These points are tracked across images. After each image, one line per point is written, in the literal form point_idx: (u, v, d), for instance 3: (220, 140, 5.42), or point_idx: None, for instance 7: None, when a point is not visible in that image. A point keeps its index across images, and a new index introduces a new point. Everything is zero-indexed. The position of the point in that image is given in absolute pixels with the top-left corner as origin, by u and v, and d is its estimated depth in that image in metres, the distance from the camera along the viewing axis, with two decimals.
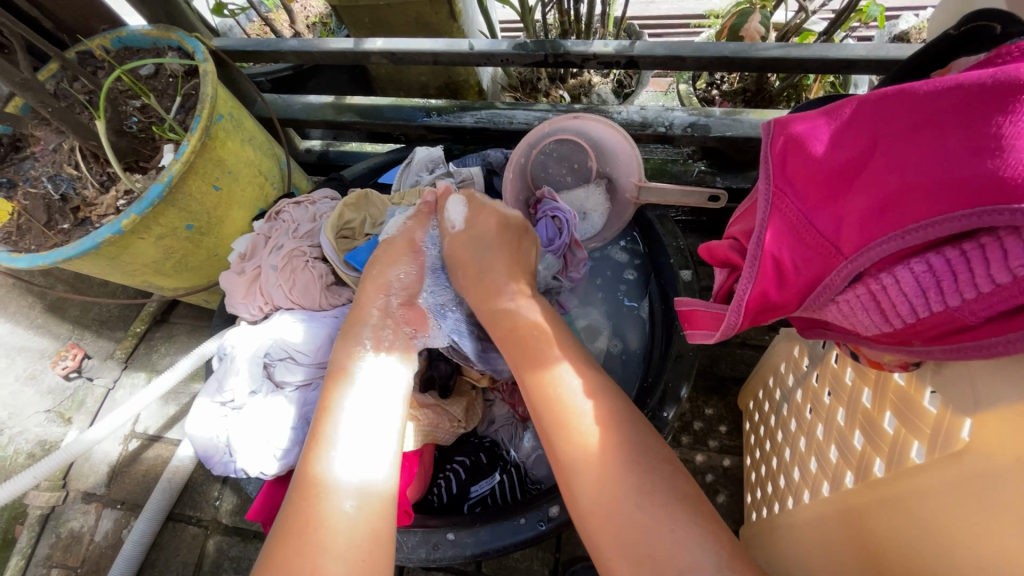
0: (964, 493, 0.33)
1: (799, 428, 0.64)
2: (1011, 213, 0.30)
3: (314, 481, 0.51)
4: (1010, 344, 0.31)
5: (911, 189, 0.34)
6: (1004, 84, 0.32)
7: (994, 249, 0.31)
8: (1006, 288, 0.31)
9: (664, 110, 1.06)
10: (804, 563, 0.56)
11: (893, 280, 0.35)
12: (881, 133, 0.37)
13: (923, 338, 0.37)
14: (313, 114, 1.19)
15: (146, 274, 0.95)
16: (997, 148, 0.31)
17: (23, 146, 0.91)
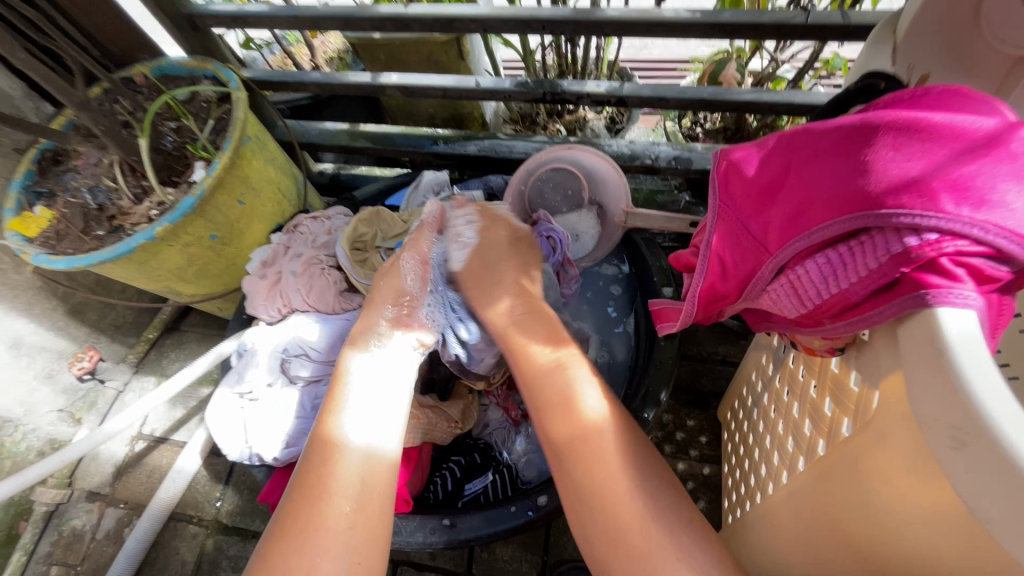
0: (876, 451, 0.40)
1: (766, 428, 0.71)
2: (877, 215, 0.36)
3: (323, 479, 0.54)
4: (879, 318, 0.36)
5: (808, 199, 0.40)
6: (879, 123, 0.39)
7: (867, 244, 0.37)
8: (875, 273, 0.36)
9: (651, 144, 1.16)
10: (770, 554, 0.62)
11: (800, 273, 0.41)
12: (792, 156, 0.43)
13: (828, 322, 0.42)
14: (329, 139, 1.29)
15: (168, 280, 1.02)
16: (868, 168, 0.37)
17: (66, 160, 1.01)
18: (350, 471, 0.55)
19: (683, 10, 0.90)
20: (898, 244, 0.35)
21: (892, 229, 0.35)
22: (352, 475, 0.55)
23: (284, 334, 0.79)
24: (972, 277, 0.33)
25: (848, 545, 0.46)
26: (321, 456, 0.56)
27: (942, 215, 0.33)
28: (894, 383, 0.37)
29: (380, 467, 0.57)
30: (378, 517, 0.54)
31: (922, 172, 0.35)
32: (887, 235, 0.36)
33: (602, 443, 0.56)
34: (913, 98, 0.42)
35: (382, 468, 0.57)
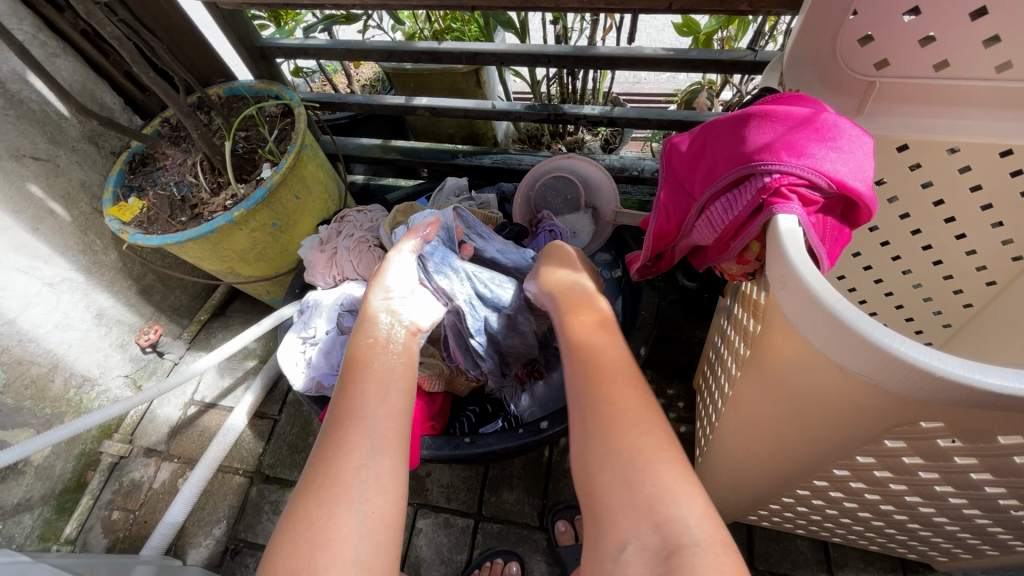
0: (780, 351, 0.55)
1: (723, 371, 0.89)
2: (744, 168, 0.50)
3: (342, 439, 0.60)
4: (750, 235, 0.51)
5: (708, 163, 0.55)
6: (755, 111, 0.53)
7: (742, 187, 0.51)
8: (745, 206, 0.50)
9: (638, 159, 1.39)
10: (741, 453, 0.77)
11: (707, 213, 0.55)
12: (703, 136, 0.57)
13: (730, 245, 0.55)
14: (364, 152, 1.51)
15: (232, 261, 1.21)
16: (742, 139, 0.52)
17: (154, 161, 1.22)
18: (366, 432, 0.60)
19: (660, 49, 1.13)
20: (757, 184, 0.49)
21: (756, 175, 0.50)
22: (365, 435, 0.60)
23: (339, 294, 0.99)
24: (802, 203, 0.48)
25: (787, 417, 0.60)
26: (340, 417, 0.62)
27: (782, 164, 0.48)
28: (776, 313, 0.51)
29: (389, 428, 0.62)
30: (391, 476, 0.58)
31: (775, 138, 0.50)
32: (755, 179, 0.50)
33: (613, 379, 0.59)
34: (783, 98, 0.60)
35: (393, 421, 0.63)
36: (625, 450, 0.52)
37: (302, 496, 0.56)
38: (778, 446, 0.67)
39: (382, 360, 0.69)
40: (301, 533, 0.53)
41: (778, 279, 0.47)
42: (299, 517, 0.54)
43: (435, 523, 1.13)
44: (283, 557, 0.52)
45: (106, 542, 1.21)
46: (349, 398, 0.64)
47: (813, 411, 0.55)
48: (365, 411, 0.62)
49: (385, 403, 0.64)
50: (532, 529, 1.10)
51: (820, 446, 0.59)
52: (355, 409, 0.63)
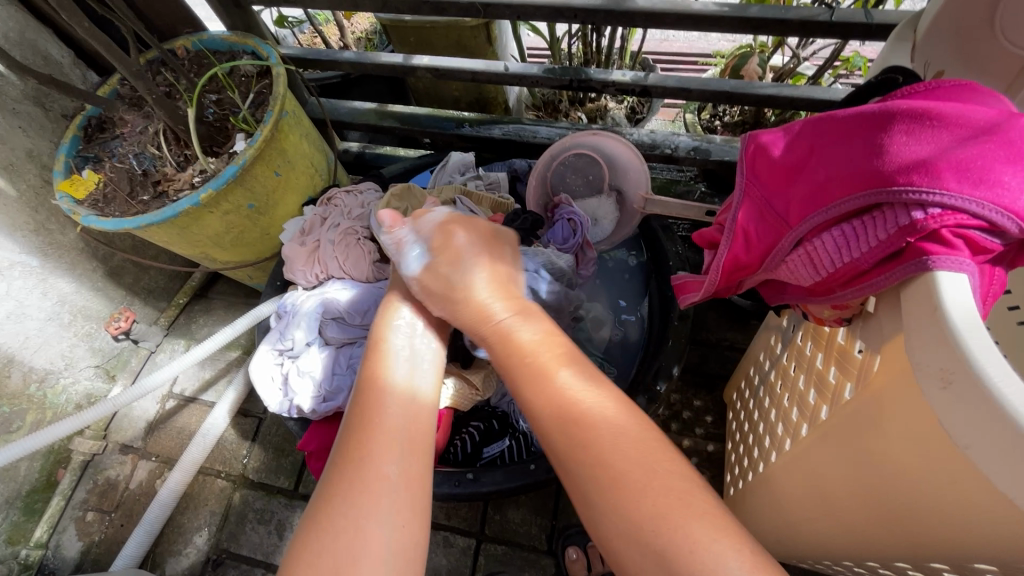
0: (880, 398, 0.43)
1: (771, 403, 0.75)
2: (888, 194, 0.36)
3: (364, 441, 0.53)
4: (887, 282, 0.37)
5: (827, 179, 0.40)
6: (898, 112, 0.39)
7: (879, 217, 0.37)
8: (882, 245, 0.36)
9: (671, 134, 1.21)
10: (794, 514, 0.64)
11: (817, 243, 0.41)
12: (817, 141, 0.42)
13: (841, 284, 0.41)
14: (358, 118, 1.32)
15: (205, 246, 1.07)
16: (882, 151, 0.37)
17: (111, 127, 1.05)
18: (393, 430, 0.54)
19: (712, 4, 0.93)
20: (905, 218, 0.35)
21: (907, 206, 0.35)
22: (394, 434, 0.54)
23: (321, 298, 0.86)
24: (969, 249, 0.34)
25: (865, 492, 0.48)
26: (362, 417, 0.55)
27: (946, 192, 0.34)
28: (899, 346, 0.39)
29: (415, 426, 0.56)
30: (419, 480, 0.52)
31: (933, 153, 0.35)
32: (895, 211, 0.36)
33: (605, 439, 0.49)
34: (923, 93, 0.46)
35: (423, 417, 0.57)
36: (662, 518, 0.44)
37: (318, 506, 0.50)
38: (842, 527, 0.55)
39: (405, 387, 0.59)
40: (322, 547, 0.47)
41: (917, 358, 0.33)
42: (315, 529, 0.48)
43: (434, 542, 1.03)
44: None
45: (81, 546, 1.13)
46: (375, 398, 0.57)
47: (902, 523, 0.44)
48: (387, 415, 0.55)
49: (410, 407, 0.57)
50: (540, 553, 1.00)
51: (884, 555, 0.48)
52: (376, 408, 0.56)
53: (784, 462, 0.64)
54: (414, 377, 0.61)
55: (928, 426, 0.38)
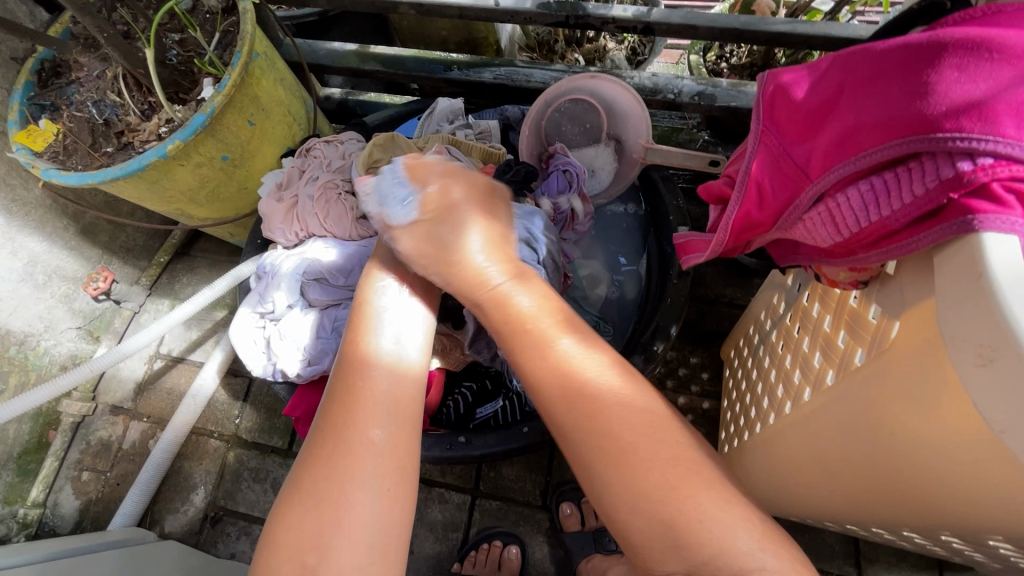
0: (893, 372, 0.40)
1: (771, 363, 0.72)
2: (929, 142, 0.32)
3: (348, 406, 0.53)
4: (919, 243, 0.33)
5: (859, 126, 0.36)
6: (945, 45, 0.34)
7: (917, 169, 0.33)
8: (919, 200, 0.33)
9: (674, 77, 1.13)
10: (788, 474, 0.64)
11: (842, 198, 0.37)
12: (848, 81, 0.38)
13: (866, 245, 0.38)
14: (338, 62, 1.22)
15: (180, 202, 1.01)
16: (926, 91, 0.33)
17: (65, 72, 0.96)
18: (378, 396, 0.54)
19: None
20: (949, 169, 0.31)
21: (949, 156, 0.32)
22: (379, 400, 0.54)
23: (301, 258, 0.82)
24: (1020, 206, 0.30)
25: (870, 463, 0.45)
26: (346, 383, 0.55)
27: (1002, 139, 0.30)
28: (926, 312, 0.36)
29: (403, 393, 0.55)
30: (406, 445, 0.52)
31: (988, 93, 0.31)
32: (938, 161, 0.32)
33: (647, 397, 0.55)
34: (982, 20, 0.40)
35: (410, 384, 0.57)
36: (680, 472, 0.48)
37: (302, 470, 0.50)
38: (842, 491, 0.54)
39: (389, 354, 0.58)
40: (309, 507, 0.48)
41: (949, 328, 0.30)
42: (301, 493, 0.49)
43: (429, 498, 1.04)
44: (278, 560, 0.46)
45: (79, 504, 1.14)
46: (360, 363, 0.57)
47: (913, 486, 0.42)
48: (371, 382, 0.55)
49: (396, 373, 0.57)
50: (534, 508, 1.02)
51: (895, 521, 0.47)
52: (358, 373, 0.56)
53: (782, 427, 0.62)
54: (398, 344, 0.60)
55: (953, 402, 0.34)
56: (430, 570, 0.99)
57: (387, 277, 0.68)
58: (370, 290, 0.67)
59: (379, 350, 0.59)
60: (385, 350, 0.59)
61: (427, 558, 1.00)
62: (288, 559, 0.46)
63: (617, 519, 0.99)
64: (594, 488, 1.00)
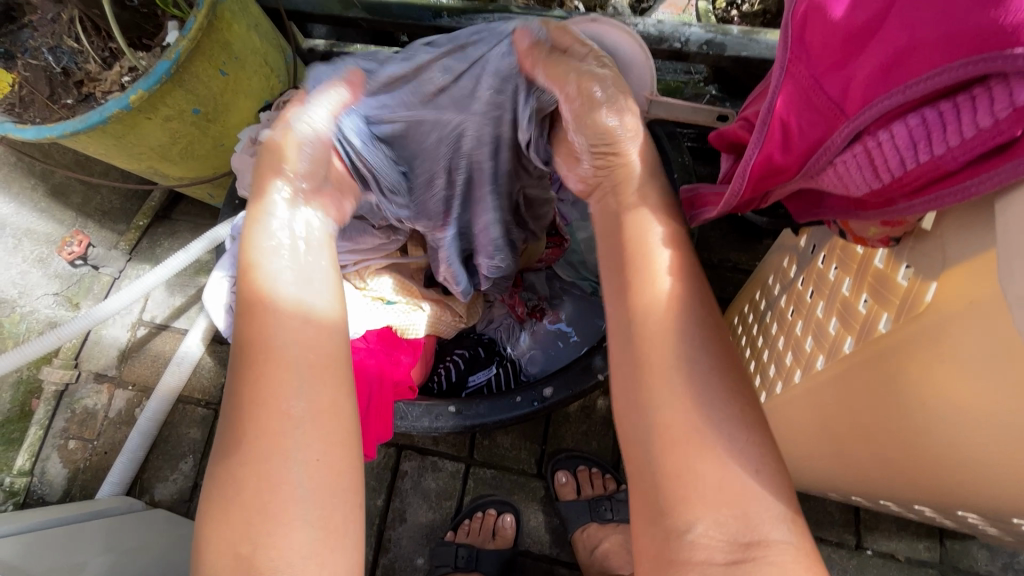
0: (930, 337, 0.35)
1: (779, 330, 0.68)
2: (1007, 59, 0.27)
3: (256, 379, 0.47)
4: None
5: (915, 44, 0.30)
6: None
7: (983, 98, 0.28)
8: (986, 133, 0.29)
9: (682, 24, 1.04)
10: (792, 444, 0.60)
11: (886, 137, 0.32)
12: None
13: (908, 194, 0.34)
14: (320, 8, 1.12)
15: (152, 159, 0.94)
16: None
17: (18, 15, 0.88)
18: (287, 363, 0.48)
19: None
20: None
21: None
22: (288, 366, 0.47)
23: None
24: None
25: (891, 437, 0.42)
26: (246, 354, 0.48)
27: None
28: (981, 270, 0.31)
29: (313, 352, 0.49)
30: (329, 410, 0.48)
31: None
32: (1009, 83, 0.27)
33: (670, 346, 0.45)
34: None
35: (320, 339, 0.50)
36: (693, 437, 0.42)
37: (220, 450, 0.46)
38: (854, 465, 0.50)
39: (292, 309, 0.50)
40: (234, 494, 0.44)
41: (1014, 288, 0.26)
42: (222, 477, 0.45)
43: (422, 467, 1.01)
44: (228, 549, 0.43)
45: (67, 473, 1.12)
46: (257, 323, 0.49)
47: (943, 459, 0.38)
48: (276, 345, 0.48)
49: (302, 329, 0.49)
50: (529, 476, 1.00)
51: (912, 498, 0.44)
52: (258, 336, 0.48)
53: (789, 396, 0.58)
54: (303, 292, 0.51)
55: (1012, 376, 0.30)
56: (423, 538, 0.98)
57: (272, 212, 0.54)
58: (253, 239, 0.53)
59: (279, 303, 0.50)
60: (286, 303, 0.50)
61: (420, 526, 0.98)
62: (220, 553, 0.43)
63: (614, 488, 0.97)
64: (590, 456, 0.98)
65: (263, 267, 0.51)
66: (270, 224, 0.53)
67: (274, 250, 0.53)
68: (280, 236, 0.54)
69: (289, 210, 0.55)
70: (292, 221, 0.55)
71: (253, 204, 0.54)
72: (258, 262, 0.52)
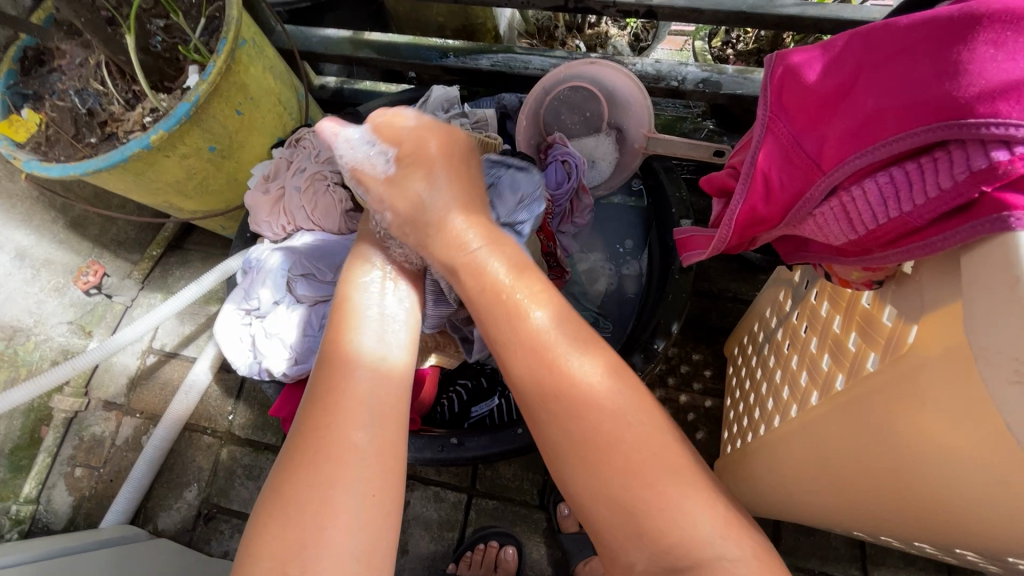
0: (912, 377, 0.37)
1: (776, 363, 0.69)
2: (961, 128, 0.30)
3: (331, 407, 0.50)
4: (947, 241, 0.32)
5: (882, 112, 0.34)
6: (969, 19, 0.32)
7: (943, 161, 0.32)
8: (948, 192, 0.32)
9: (678, 64, 1.09)
10: (788, 478, 0.61)
11: (860, 192, 0.36)
12: (867, 63, 0.36)
13: (882, 244, 0.37)
14: (331, 49, 1.18)
15: (168, 194, 0.98)
16: (956, 72, 0.31)
17: (47, 60, 0.93)
18: (362, 398, 0.52)
19: None
20: (979, 159, 0.30)
21: (982, 144, 0.30)
22: (364, 401, 0.51)
23: (287, 253, 0.79)
24: None
25: (883, 475, 0.42)
26: (327, 383, 0.52)
27: None
28: (954, 316, 0.33)
29: (389, 394, 0.53)
30: (391, 449, 0.50)
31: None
32: (968, 149, 0.31)
33: None
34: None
35: (394, 383, 0.55)
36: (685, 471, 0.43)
37: (283, 473, 0.48)
38: (850, 501, 0.51)
39: (376, 352, 0.56)
40: (290, 515, 0.46)
41: (980, 341, 0.28)
42: (284, 497, 0.46)
43: (424, 497, 1.01)
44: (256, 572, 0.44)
45: (72, 500, 1.13)
46: (346, 362, 0.54)
47: (926, 497, 0.39)
48: (355, 383, 0.53)
49: (382, 371, 0.54)
50: (531, 508, 0.99)
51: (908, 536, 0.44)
52: (343, 372, 0.53)
53: (786, 430, 0.58)
54: (384, 344, 0.58)
55: (984, 418, 0.31)
56: (425, 570, 0.97)
57: (371, 275, 0.65)
58: (354, 290, 0.63)
59: (363, 350, 0.56)
60: (369, 350, 0.56)
61: (422, 558, 0.98)
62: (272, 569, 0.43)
63: None
64: None
65: (356, 316, 0.60)
66: (364, 288, 0.64)
67: (364, 300, 0.62)
68: (370, 293, 0.64)
69: (378, 272, 0.66)
70: (383, 278, 0.66)
71: (348, 272, 0.65)
72: (346, 310, 0.60)
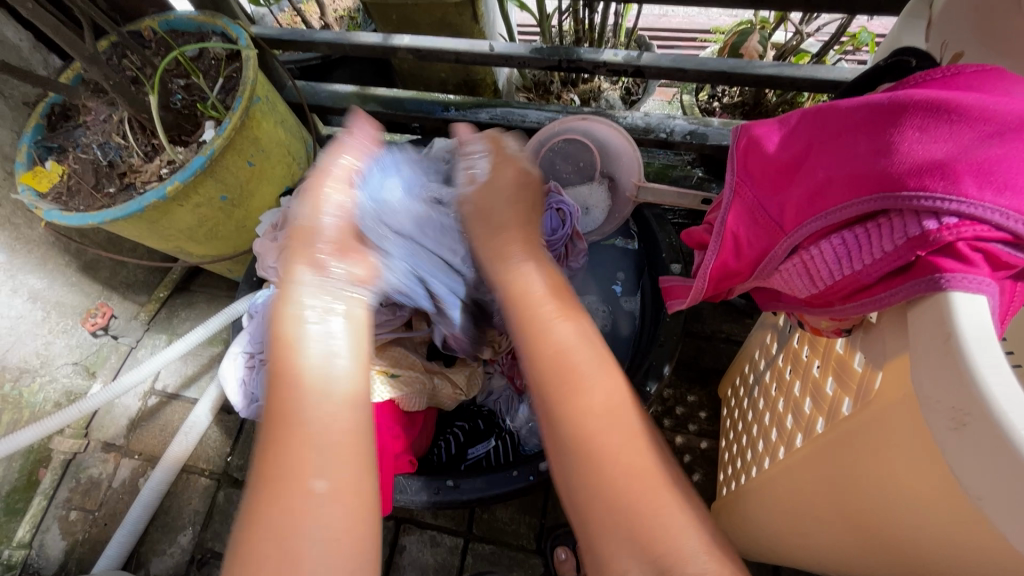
0: (879, 421, 0.39)
1: (766, 405, 0.71)
2: (897, 200, 0.34)
3: (284, 449, 0.49)
4: (892, 299, 0.35)
5: (830, 182, 0.38)
6: (899, 105, 0.37)
7: (886, 226, 0.35)
8: (891, 255, 0.35)
9: (666, 117, 1.15)
10: (778, 520, 0.62)
11: (817, 251, 0.39)
12: (817, 139, 0.41)
13: (842, 298, 0.40)
14: (339, 102, 1.25)
15: (179, 240, 1.02)
16: (889, 150, 0.36)
17: (73, 116, 0.99)
18: (313, 436, 0.49)
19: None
20: (915, 226, 0.34)
21: (916, 214, 0.34)
22: (315, 440, 0.49)
23: None
24: (988, 264, 0.32)
25: (861, 519, 0.44)
26: (276, 424, 0.50)
27: (966, 199, 0.32)
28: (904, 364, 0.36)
29: (339, 428, 0.51)
30: (353, 488, 0.49)
31: (948, 154, 0.33)
32: (906, 218, 0.34)
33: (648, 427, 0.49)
34: (942, 79, 0.43)
35: (343, 414, 0.52)
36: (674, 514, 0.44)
37: (244, 522, 0.47)
38: (835, 545, 0.52)
39: (317, 379, 0.52)
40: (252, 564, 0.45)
41: (925, 391, 0.31)
42: (245, 547, 0.45)
43: (420, 541, 1.01)
44: None
45: (64, 545, 1.11)
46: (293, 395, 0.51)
47: (901, 542, 0.40)
48: (307, 420, 0.50)
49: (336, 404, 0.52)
50: (529, 552, 0.98)
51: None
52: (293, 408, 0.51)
53: (774, 474, 0.60)
54: (327, 365, 0.53)
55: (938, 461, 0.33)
56: None
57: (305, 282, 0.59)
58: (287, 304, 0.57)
59: (307, 374, 0.52)
60: (313, 374, 0.52)
61: None
62: None
63: None
64: None
65: (296, 343, 0.54)
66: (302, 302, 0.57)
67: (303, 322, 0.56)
68: (314, 309, 0.57)
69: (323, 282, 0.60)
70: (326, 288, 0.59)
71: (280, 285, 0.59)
72: (285, 338, 0.55)
